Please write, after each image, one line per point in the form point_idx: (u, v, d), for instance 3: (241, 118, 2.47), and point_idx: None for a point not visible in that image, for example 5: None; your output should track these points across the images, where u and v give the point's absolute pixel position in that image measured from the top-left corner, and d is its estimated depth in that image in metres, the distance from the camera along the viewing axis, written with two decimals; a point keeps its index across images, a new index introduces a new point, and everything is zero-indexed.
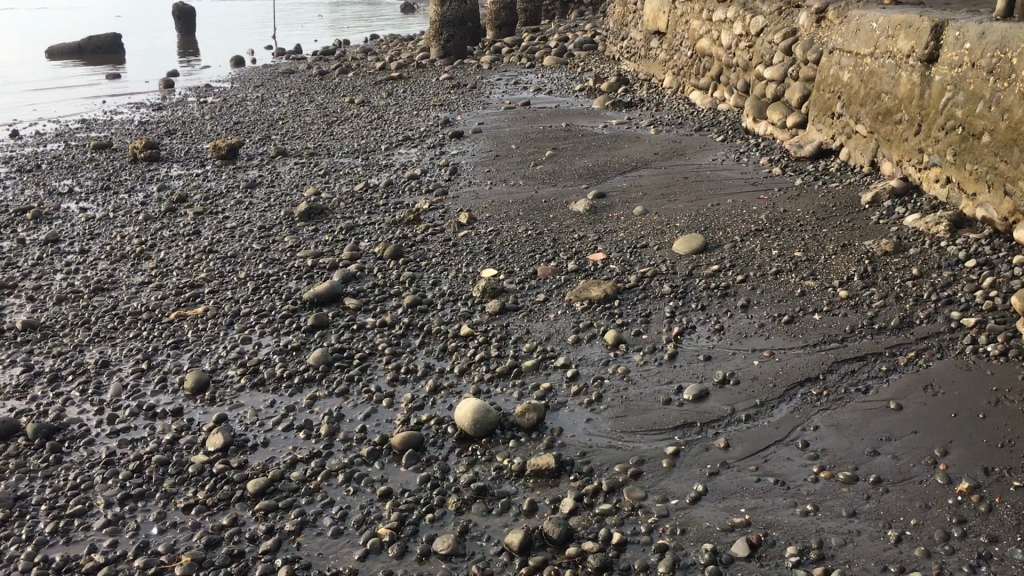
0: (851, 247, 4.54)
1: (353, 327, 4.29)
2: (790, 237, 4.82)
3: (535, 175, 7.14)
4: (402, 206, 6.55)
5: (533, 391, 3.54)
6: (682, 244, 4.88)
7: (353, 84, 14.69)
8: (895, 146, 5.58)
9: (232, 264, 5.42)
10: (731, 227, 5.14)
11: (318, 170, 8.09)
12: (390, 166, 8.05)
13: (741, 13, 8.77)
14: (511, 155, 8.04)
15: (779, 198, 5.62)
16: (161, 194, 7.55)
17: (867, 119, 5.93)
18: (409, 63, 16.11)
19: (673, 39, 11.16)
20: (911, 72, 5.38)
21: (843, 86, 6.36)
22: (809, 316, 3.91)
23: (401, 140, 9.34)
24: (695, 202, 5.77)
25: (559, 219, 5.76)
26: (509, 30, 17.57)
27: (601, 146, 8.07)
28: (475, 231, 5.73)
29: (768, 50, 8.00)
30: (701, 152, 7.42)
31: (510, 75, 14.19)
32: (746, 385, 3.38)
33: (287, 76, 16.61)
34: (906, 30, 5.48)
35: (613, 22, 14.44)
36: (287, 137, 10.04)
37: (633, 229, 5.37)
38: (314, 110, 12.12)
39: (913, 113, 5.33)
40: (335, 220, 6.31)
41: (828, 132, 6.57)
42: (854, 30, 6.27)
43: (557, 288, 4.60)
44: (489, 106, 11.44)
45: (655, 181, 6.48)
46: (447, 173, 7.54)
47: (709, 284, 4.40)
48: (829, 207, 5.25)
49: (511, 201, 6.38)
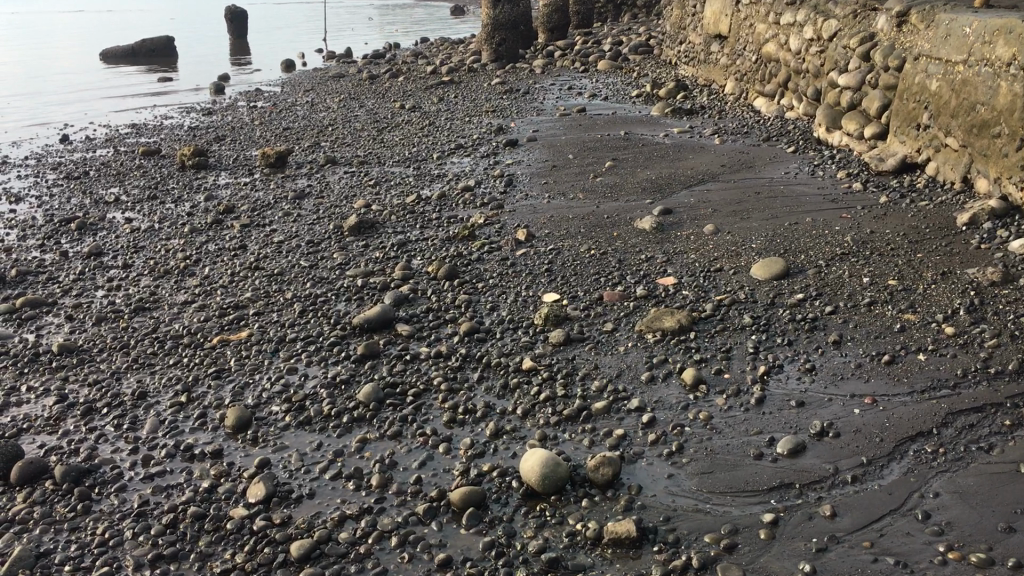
0: (951, 276, 4.13)
1: (406, 357, 3.98)
2: (881, 263, 4.40)
3: (594, 187, 6.80)
4: (456, 220, 6.25)
5: (605, 437, 3.19)
6: (760, 269, 4.50)
7: (403, 89, 14.46)
8: (992, 161, 5.13)
9: (278, 283, 5.16)
10: (814, 250, 4.73)
11: (368, 180, 7.83)
12: (442, 177, 7.76)
13: (812, 16, 8.33)
14: (569, 166, 7.70)
15: (863, 217, 5.20)
16: (208, 204, 7.34)
17: (959, 132, 5.48)
18: (460, 67, 15.84)
19: (736, 43, 10.73)
20: (1011, 81, 4.93)
21: (930, 95, 5.91)
22: (912, 356, 3.51)
23: (453, 148, 9.04)
24: (771, 221, 5.37)
25: (624, 237, 5.41)
26: (561, 33, 17.22)
27: (663, 156, 7.70)
28: (534, 249, 5.39)
29: (842, 56, 7.56)
30: (772, 164, 7.00)
31: (564, 80, 13.84)
32: (848, 439, 3.00)
33: (337, 80, 16.45)
34: (1006, 35, 5.02)
35: (670, 24, 14.02)
36: (336, 144, 9.81)
37: (705, 251, 4.99)
38: (363, 116, 11.89)
39: (1014, 127, 4.88)
40: (386, 235, 6.03)
41: (912, 144, 6.13)
42: (944, 35, 5.82)
43: (625, 316, 4.25)
44: (543, 112, 11.11)
45: (724, 197, 6.10)
46: (503, 184, 7.23)
47: (794, 315, 4.01)
48: (922, 229, 4.82)
49: (571, 217, 6.04)
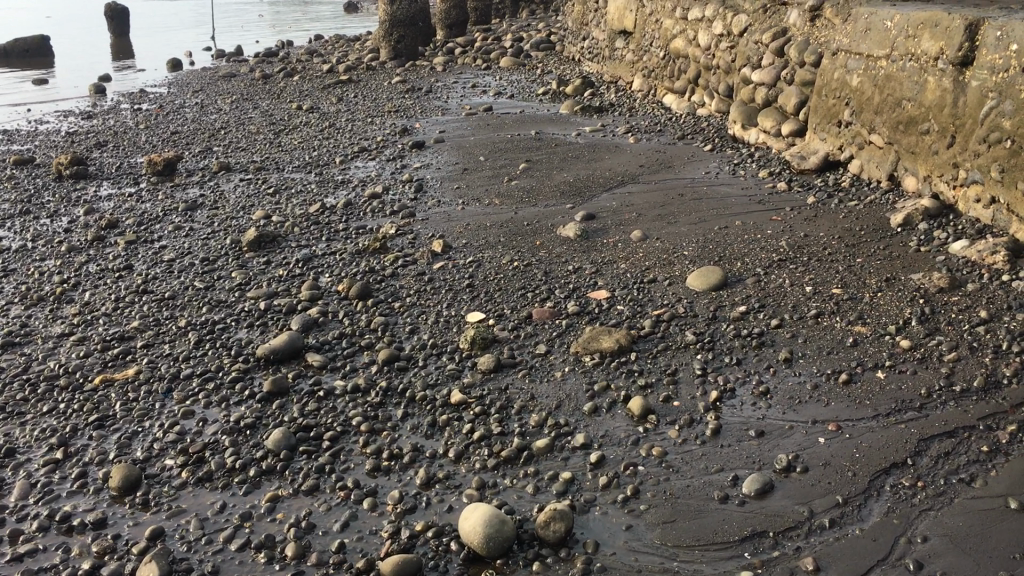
0: (896, 283, 3.94)
1: (318, 392, 3.54)
2: (821, 269, 4.19)
3: (510, 192, 6.46)
4: (366, 232, 5.81)
5: (551, 482, 2.84)
6: (697, 280, 4.23)
7: (299, 89, 13.84)
8: (921, 158, 5.01)
9: (170, 309, 4.63)
10: (750, 256, 4.50)
11: (266, 188, 7.31)
12: (346, 183, 7.29)
13: (720, 11, 8.17)
14: (480, 169, 7.34)
15: (794, 219, 5.00)
16: (88, 219, 6.69)
17: (885, 129, 5.35)
18: (357, 65, 15.28)
19: (641, 39, 10.54)
20: (938, 77, 4.80)
21: (851, 91, 5.77)
22: (870, 374, 3.27)
23: (356, 151, 8.57)
24: (700, 226, 5.14)
25: (547, 247, 5.09)
26: (460, 30, 16.85)
27: (578, 156, 7.41)
28: (451, 263, 5.02)
29: (754, 51, 7.41)
30: (691, 163, 6.80)
31: (466, 78, 13.46)
32: (818, 474, 2.73)
33: (228, 80, 15.66)
34: (931, 29, 4.89)
35: (572, 20, 13.80)
36: (230, 149, 9.19)
37: (635, 261, 4.71)
38: (258, 118, 11.26)
39: (944, 123, 4.75)
40: (289, 250, 5.56)
41: (833, 141, 5.99)
42: (863, 29, 5.69)
43: (558, 336, 3.92)
44: (448, 112, 10.73)
45: (647, 199, 5.84)
46: (412, 190, 6.82)
47: (739, 330, 3.74)
48: (856, 232, 4.64)
49: (489, 225, 5.69)
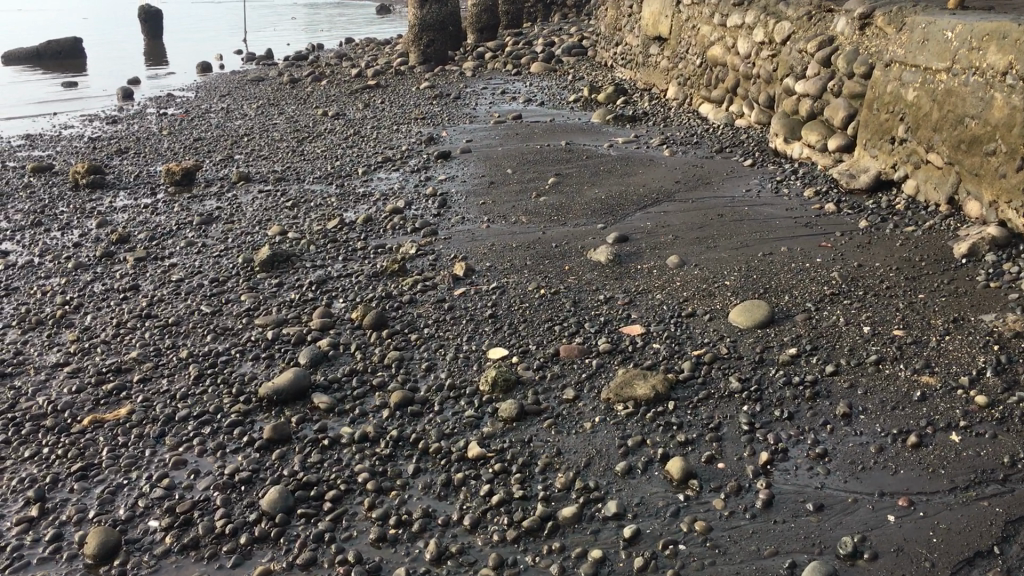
0: (964, 323, 3.55)
1: (323, 440, 3.22)
2: (879, 307, 3.81)
3: (538, 208, 6.13)
4: (385, 252, 5.50)
5: (578, 562, 2.49)
6: (741, 317, 3.86)
7: (325, 93, 13.59)
8: (985, 181, 4.60)
9: (173, 336, 4.33)
10: (799, 289, 4.13)
11: (285, 200, 7.02)
12: (368, 196, 6.99)
13: (762, 18, 7.78)
14: (508, 182, 7.01)
15: (846, 246, 4.61)
16: (99, 232, 6.44)
17: (945, 148, 4.94)
18: (385, 70, 15.02)
19: (677, 45, 10.15)
20: (1007, 93, 4.39)
21: (906, 106, 5.37)
22: (943, 435, 2.89)
23: (380, 161, 8.27)
24: (742, 252, 4.76)
25: (577, 273, 4.75)
26: (490, 34, 16.56)
27: (610, 170, 7.06)
28: (474, 289, 4.68)
29: (798, 60, 7.01)
30: (731, 179, 6.41)
31: (496, 84, 13.15)
32: (890, 565, 2.35)
33: (255, 84, 15.46)
34: (999, 40, 4.49)
35: (605, 25, 13.44)
36: (251, 157, 8.94)
37: (672, 291, 4.35)
38: (282, 124, 11.01)
39: (1013, 144, 4.34)
40: (304, 270, 5.26)
41: (886, 159, 5.59)
42: (920, 39, 5.28)
43: (588, 379, 3.56)
44: (476, 119, 10.42)
45: (684, 220, 5.47)
46: (436, 205, 6.51)
47: (790, 377, 3.37)
48: (915, 262, 4.25)
49: (515, 246, 5.35)
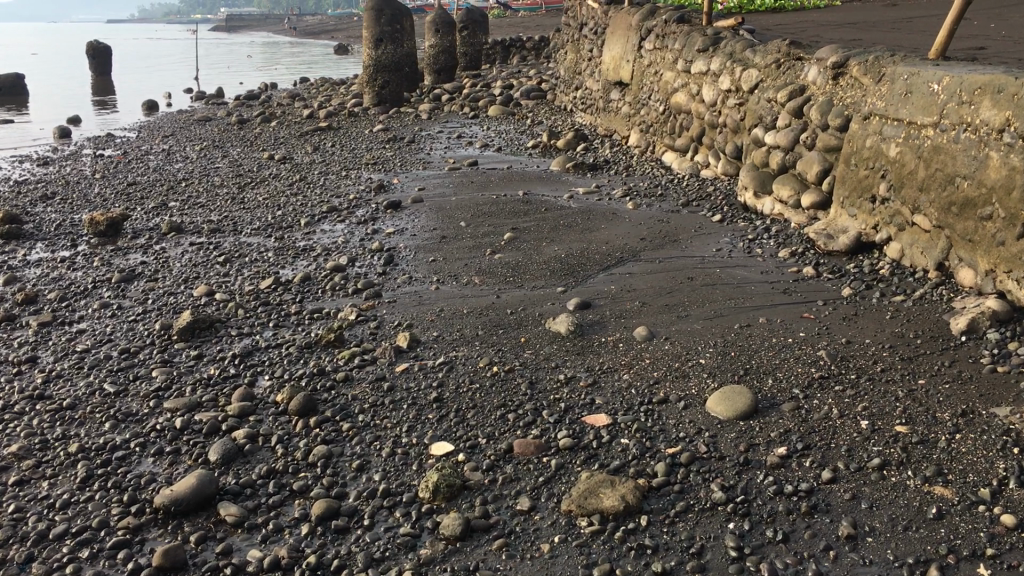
0: (975, 418, 3.11)
1: (224, 569, 2.67)
2: (876, 396, 3.35)
3: (492, 267, 5.65)
4: (322, 317, 4.96)
5: None
6: (721, 406, 3.38)
7: (274, 136, 13.06)
8: (980, 247, 4.20)
9: (65, 424, 3.75)
10: (783, 370, 3.67)
11: (218, 254, 6.47)
12: (309, 249, 6.46)
13: (727, 65, 7.43)
14: (460, 236, 6.54)
15: (830, 319, 4.18)
16: (6, 290, 5.81)
17: (933, 210, 4.56)
18: (338, 112, 14.54)
19: (638, 91, 9.81)
20: (1004, 152, 4.01)
21: (888, 162, 4.99)
22: (969, 568, 2.41)
23: (325, 210, 7.75)
24: (716, 323, 4.31)
25: (533, 347, 4.26)
26: (448, 76, 16.22)
27: (569, 224, 6.61)
28: (418, 365, 4.17)
29: (768, 110, 6.65)
30: (699, 236, 5.99)
31: (452, 127, 12.74)
32: None
33: (202, 125, 14.89)
34: (993, 95, 4.12)
35: (565, 68, 13.12)
36: (187, 205, 8.36)
37: (639, 370, 3.87)
38: (225, 168, 10.46)
39: (1012, 209, 3.95)
40: (229, 339, 4.70)
41: (866, 219, 5.20)
42: (901, 91, 4.92)
43: (546, 483, 3.05)
44: (430, 166, 9.97)
45: (650, 283, 5.02)
46: (381, 261, 6.01)
47: (782, 485, 2.88)
48: (909, 338, 3.83)
49: (466, 312, 4.85)
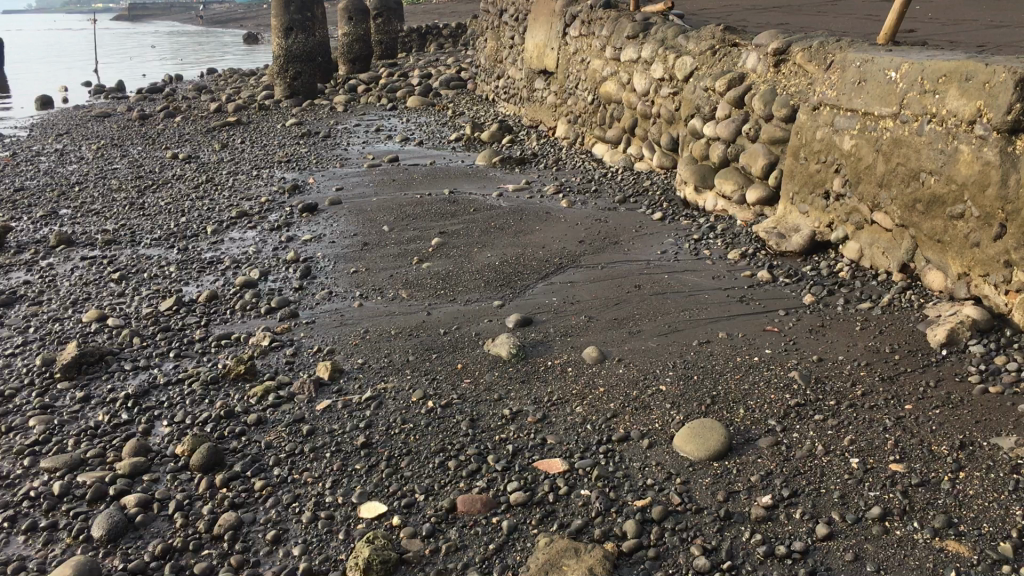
0: (977, 453, 2.77)
1: None
2: (862, 426, 2.99)
3: (420, 278, 5.17)
4: (230, 344, 4.40)
5: None
6: (690, 445, 2.98)
7: (178, 132, 12.26)
8: (951, 249, 3.90)
9: None
10: (754, 397, 3.28)
11: (112, 270, 5.83)
12: (216, 262, 5.86)
13: (659, 52, 7.05)
14: (383, 243, 6.03)
15: (795, 333, 3.82)
16: None
17: (895, 207, 4.24)
18: (248, 105, 13.77)
19: (564, 80, 9.38)
20: (977, 146, 3.69)
21: (842, 156, 4.66)
22: None
23: (234, 216, 7.13)
24: (672, 340, 3.92)
25: (472, 374, 3.80)
26: (363, 66, 15.58)
27: (500, 226, 6.16)
28: (342, 401, 3.65)
29: (705, 100, 6.28)
30: (641, 237, 5.60)
31: (370, 120, 12.15)
32: None
33: (101, 121, 13.94)
34: (961, 82, 3.79)
35: (485, 56, 12.63)
36: (80, 213, 7.64)
37: (593, 400, 3.44)
38: (124, 170, 9.69)
39: (987, 207, 3.64)
40: (122, 374, 4.12)
41: (820, 216, 4.88)
42: (854, 80, 4.59)
43: (498, 552, 2.60)
44: (347, 162, 9.40)
45: (595, 294, 4.61)
46: (297, 274, 5.47)
47: (774, 545, 2.48)
48: (886, 353, 3.49)
49: (393, 333, 4.36)
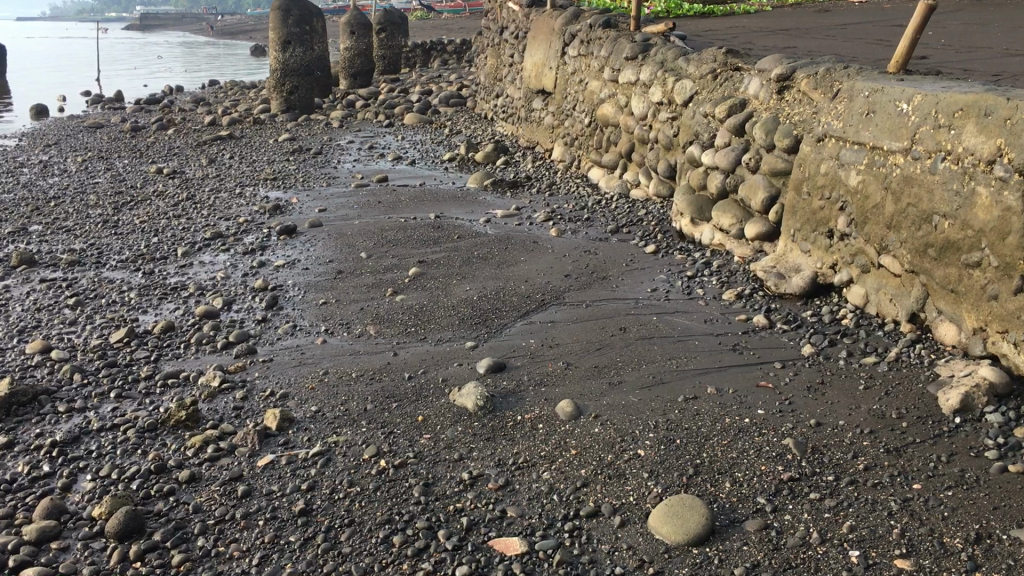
0: (996, 549, 2.40)
1: None
2: (864, 508, 2.62)
3: (392, 312, 4.81)
4: (177, 384, 4.04)
5: None
6: (666, 527, 2.61)
7: (168, 145, 11.94)
8: (967, 300, 3.54)
9: None
10: (744, 468, 2.91)
11: (69, 294, 5.47)
12: (179, 288, 5.51)
13: (659, 75, 6.71)
14: (359, 271, 5.68)
15: (792, 390, 3.45)
16: None
17: (905, 251, 3.88)
18: (243, 118, 13.46)
19: (562, 101, 9.04)
20: (996, 188, 3.34)
21: (847, 193, 4.30)
22: None
23: (208, 236, 6.78)
24: (656, 394, 3.55)
25: (434, 428, 3.43)
26: (363, 81, 15.28)
27: (483, 256, 5.81)
28: (285, 456, 3.29)
29: (704, 126, 5.93)
30: (632, 272, 5.24)
31: (365, 137, 11.83)
32: None
33: (92, 132, 13.64)
34: (980, 118, 3.44)
35: (485, 74, 12.31)
36: (49, 230, 7.30)
37: (563, 465, 3.07)
38: (105, 184, 9.37)
39: (1008, 258, 3.29)
40: (53, 416, 3.75)
41: (822, 256, 4.52)
42: (861, 111, 4.24)
43: None
44: (335, 181, 9.07)
45: (577, 337, 4.25)
46: (262, 304, 5.11)
47: None
48: (892, 420, 3.12)
49: (354, 376, 3.99)
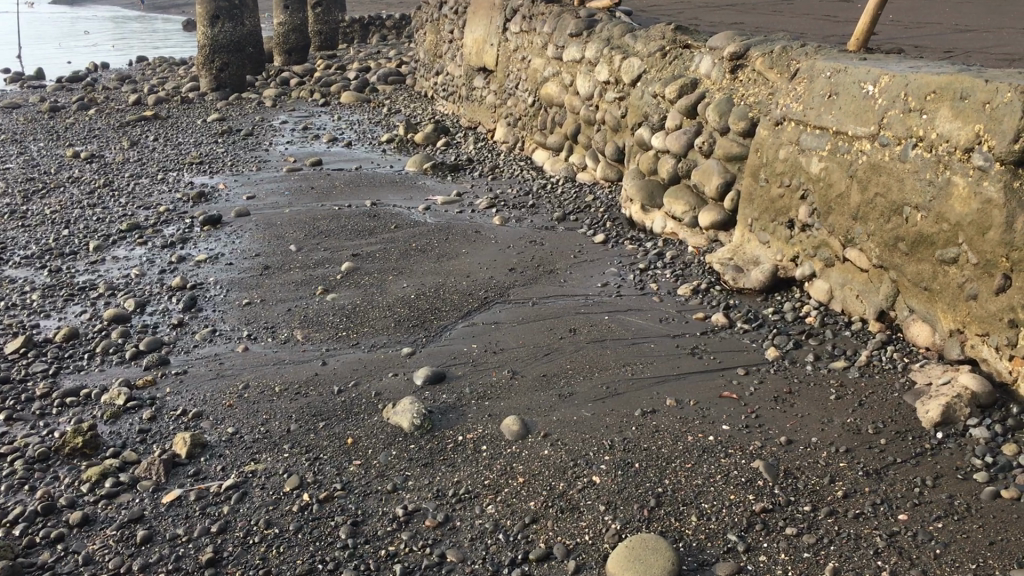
0: None
1: None
2: (847, 547, 2.34)
3: (321, 314, 4.41)
4: (78, 403, 3.61)
5: None
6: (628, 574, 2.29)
7: (88, 126, 11.28)
8: (942, 300, 3.28)
9: None
10: (711, 498, 2.61)
11: None
12: (88, 288, 5.04)
13: (605, 52, 6.36)
14: (288, 266, 5.26)
15: (757, 401, 3.16)
16: None
17: (873, 245, 3.61)
18: (170, 97, 12.80)
19: (504, 78, 8.65)
20: (975, 179, 3.07)
21: (809, 180, 4.02)
22: None
23: (124, 227, 6.28)
24: (610, 408, 3.23)
25: (364, 453, 3.07)
26: (299, 57, 14.66)
27: (421, 247, 5.43)
28: (195, 490, 2.90)
29: (653, 107, 5.60)
30: (580, 264, 4.92)
31: (299, 117, 11.30)
32: None
33: (8, 113, 12.86)
34: (955, 101, 3.16)
35: (424, 50, 11.83)
36: None
37: (509, 497, 2.73)
38: (17, 170, 8.74)
39: (988, 254, 3.02)
40: None
41: (782, 248, 4.24)
42: (823, 92, 3.94)
43: None
44: (266, 165, 8.58)
45: (523, 340, 3.91)
46: (179, 306, 4.67)
47: None
48: (870, 437, 2.85)
49: (278, 390, 3.60)
